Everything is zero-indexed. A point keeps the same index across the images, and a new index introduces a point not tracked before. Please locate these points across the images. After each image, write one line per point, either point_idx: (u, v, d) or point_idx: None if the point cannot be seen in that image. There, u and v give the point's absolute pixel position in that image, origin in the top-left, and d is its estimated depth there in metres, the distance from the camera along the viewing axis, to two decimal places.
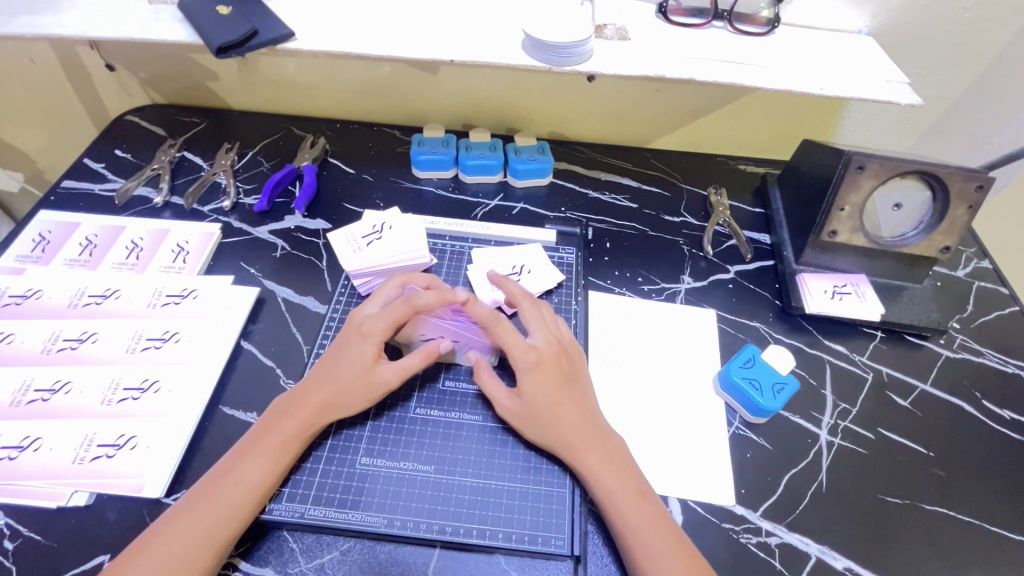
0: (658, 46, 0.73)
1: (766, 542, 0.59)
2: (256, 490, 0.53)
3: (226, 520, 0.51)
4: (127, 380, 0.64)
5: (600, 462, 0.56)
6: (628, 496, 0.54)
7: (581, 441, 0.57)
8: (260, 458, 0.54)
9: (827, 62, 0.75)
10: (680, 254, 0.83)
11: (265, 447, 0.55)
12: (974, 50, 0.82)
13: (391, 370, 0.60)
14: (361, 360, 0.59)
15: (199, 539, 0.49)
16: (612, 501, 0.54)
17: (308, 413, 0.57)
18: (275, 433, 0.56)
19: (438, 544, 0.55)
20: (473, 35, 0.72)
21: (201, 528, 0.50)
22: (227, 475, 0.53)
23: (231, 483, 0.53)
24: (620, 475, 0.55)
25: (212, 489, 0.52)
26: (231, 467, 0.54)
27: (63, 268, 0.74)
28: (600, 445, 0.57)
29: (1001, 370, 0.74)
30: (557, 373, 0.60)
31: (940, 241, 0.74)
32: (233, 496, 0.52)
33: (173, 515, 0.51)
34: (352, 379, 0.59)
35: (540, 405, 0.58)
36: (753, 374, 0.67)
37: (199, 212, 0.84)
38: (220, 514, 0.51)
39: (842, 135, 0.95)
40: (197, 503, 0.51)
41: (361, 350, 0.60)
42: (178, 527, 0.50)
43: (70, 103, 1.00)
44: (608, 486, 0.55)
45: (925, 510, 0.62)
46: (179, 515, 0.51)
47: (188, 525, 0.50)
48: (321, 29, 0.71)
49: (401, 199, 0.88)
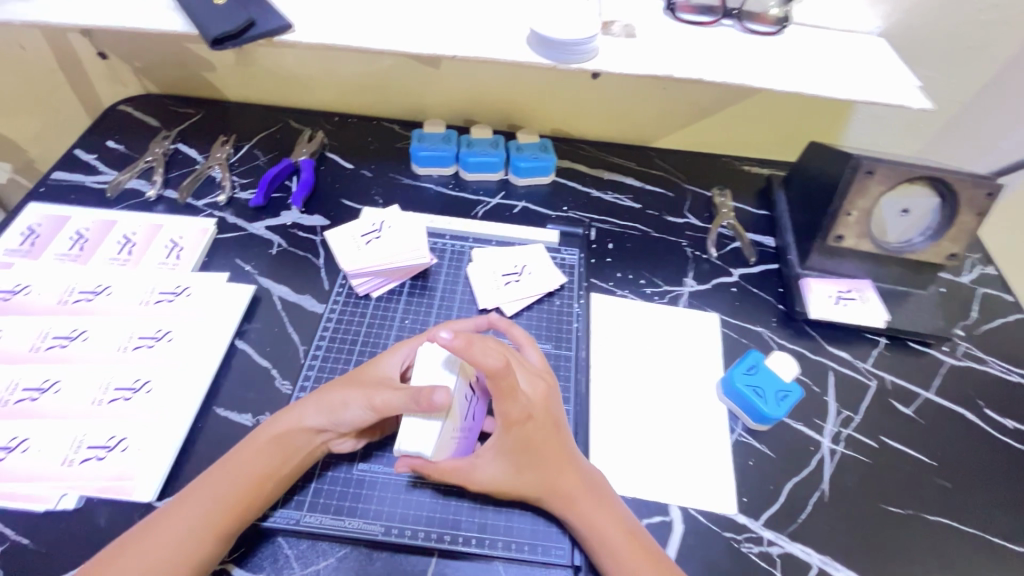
0: (667, 44, 0.72)
1: (767, 552, 0.58)
2: (242, 499, 0.51)
3: (210, 529, 0.49)
4: (118, 380, 0.62)
5: (589, 512, 0.53)
6: (617, 536, 0.52)
7: (569, 491, 0.54)
8: (240, 461, 0.52)
9: (838, 64, 0.73)
10: (683, 256, 0.82)
11: (242, 453, 0.53)
12: (986, 53, 0.81)
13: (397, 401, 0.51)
14: (355, 402, 0.54)
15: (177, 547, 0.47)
16: (600, 543, 0.52)
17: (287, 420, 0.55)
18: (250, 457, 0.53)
19: (435, 552, 0.54)
20: (476, 30, 0.70)
21: (181, 537, 0.48)
22: (206, 482, 0.51)
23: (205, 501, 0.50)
24: (623, 531, 0.52)
25: (185, 501, 0.50)
26: (209, 475, 0.52)
27: (53, 262, 0.72)
28: (598, 498, 0.54)
29: (1004, 379, 0.73)
30: (546, 417, 0.54)
31: (947, 248, 0.73)
32: (207, 512, 0.49)
33: (150, 520, 0.49)
34: (328, 417, 0.54)
35: (530, 457, 0.53)
36: (756, 381, 0.66)
37: (194, 207, 0.82)
38: (199, 521, 0.49)
39: (848, 137, 0.94)
40: (175, 507, 0.50)
41: (356, 398, 0.54)
42: (156, 531, 0.48)
43: (59, 91, 0.97)
44: (597, 532, 0.52)
45: (928, 521, 0.62)
46: (156, 519, 0.49)
47: (166, 534, 0.48)
48: (321, 20, 0.70)
49: (400, 196, 0.86)
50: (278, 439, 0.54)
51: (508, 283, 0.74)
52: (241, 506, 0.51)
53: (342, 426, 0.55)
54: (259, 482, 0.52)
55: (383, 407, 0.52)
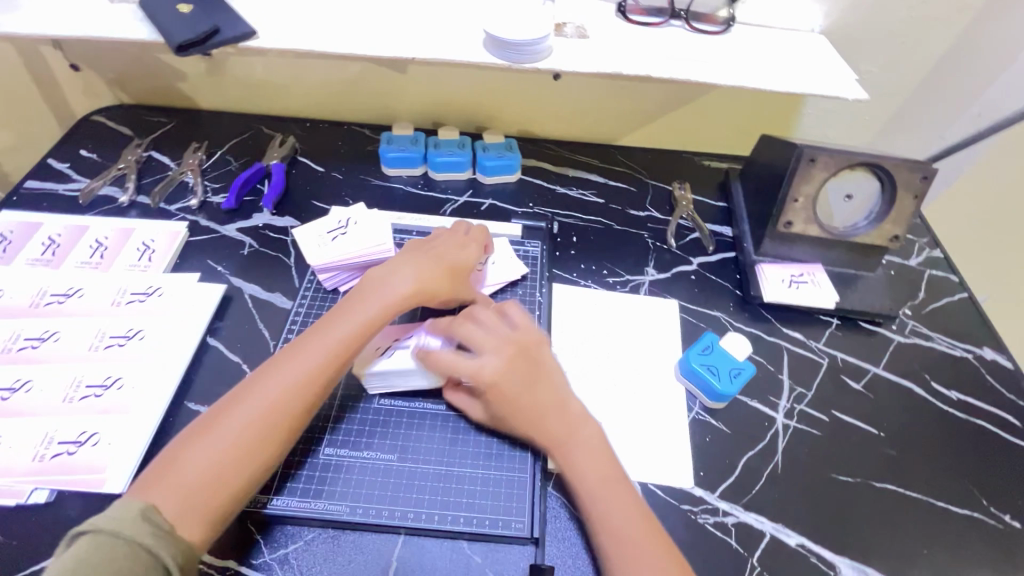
0: (617, 44, 0.76)
1: (722, 522, 0.61)
2: (328, 370, 0.57)
3: (299, 397, 0.54)
4: (90, 378, 0.64)
5: (590, 463, 0.56)
6: (611, 487, 0.54)
7: (565, 438, 0.57)
8: (310, 348, 0.57)
9: (781, 59, 0.77)
10: (644, 247, 0.86)
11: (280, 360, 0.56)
12: (921, 47, 0.86)
13: (457, 248, 0.70)
14: (392, 270, 0.65)
15: (272, 413, 0.53)
16: (591, 494, 0.54)
17: (368, 296, 0.62)
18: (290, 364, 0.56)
19: (400, 531, 0.56)
20: (434, 34, 0.73)
21: (275, 403, 0.53)
22: (287, 357, 0.56)
23: (240, 416, 0.52)
24: (613, 481, 0.55)
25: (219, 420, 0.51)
26: (291, 350, 0.57)
27: (25, 267, 0.73)
28: (585, 442, 0.57)
29: (949, 354, 0.77)
30: (521, 374, 0.59)
31: (889, 230, 0.76)
32: (247, 425, 0.51)
33: (239, 394, 0.53)
34: (380, 295, 0.62)
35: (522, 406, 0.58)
36: (711, 360, 0.69)
37: (166, 211, 0.84)
38: (291, 390, 0.54)
39: (801, 131, 0.99)
40: (264, 378, 0.55)
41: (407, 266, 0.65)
42: (248, 399, 0.53)
43: (33, 103, 0.99)
44: (592, 486, 0.55)
45: (875, 488, 0.65)
46: (247, 391, 0.54)
47: (257, 402, 0.53)
48: (284, 26, 0.72)
49: (369, 196, 0.89)
50: (319, 348, 0.57)
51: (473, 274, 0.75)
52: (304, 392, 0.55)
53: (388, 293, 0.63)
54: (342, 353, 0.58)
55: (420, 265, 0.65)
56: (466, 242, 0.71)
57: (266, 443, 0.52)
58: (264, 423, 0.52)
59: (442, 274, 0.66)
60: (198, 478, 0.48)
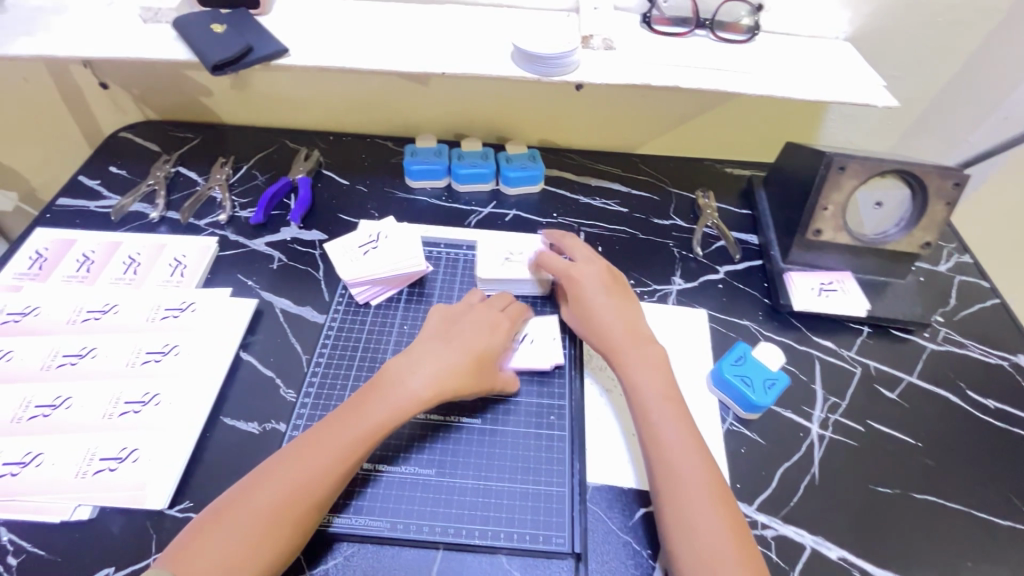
0: (644, 55, 0.76)
1: (761, 535, 0.60)
2: (341, 472, 0.53)
3: (311, 493, 0.52)
4: (128, 394, 0.64)
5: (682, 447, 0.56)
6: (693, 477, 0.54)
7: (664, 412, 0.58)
8: (321, 445, 0.54)
9: (808, 67, 0.77)
10: (670, 256, 0.85)
11: (296, 454, 0.53)
12: (948, 51, 0.86)
13: (489, 335, 0.64)
14: (415, 358, 0.60)
15: (282, 506, 0.50)
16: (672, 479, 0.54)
17: (385, 391, 0.58)
18: (303, 455, 0.53)
19: (440, 546, 0.56)
20: (462, 48, 0.74)
21: (288, 498, 0.51)
22: (300, 452, 0.54)
23: (257, 499, 0.50)
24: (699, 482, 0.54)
25: (237, 504, 0.50)
26: (307, 442, 0.54)
27: (61, 284, 0.74)
28: (688, 427, 0.58)
29: (984, 361, 0.76)
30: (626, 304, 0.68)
31: (920, 237, 0.76)
32: (260, 513, 0.50)
33: (252, 483, 0.52)
34: (396, 396, 0.57)
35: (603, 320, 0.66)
36: (744, 371, 0.68)
37: (195, 226, 0.85)
38: (302, 486, 0.52)
39: (824, 136, 0.98)
40: (277, 466, 0.53)
41: (425, 356, 0.61)
42: (262, 488, 0.51)
43: (62, 121, 1.01)
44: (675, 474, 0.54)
45: (915, 499, 0.64)
46: (260, 480, 0.52)
47: (270, 493, 0.51)
48: (314, 44, 0.73)
49: (395, 208, 0.89)
50: (333, 449, 0.54)
51: (509, 261, 0.76)
52: (314, 486, 0.52)
53: (402, 397, 0.57)
54: (353, 456, 0.54)
55: (445, 356, 0.60)
56: (497, 325, 0.66)
57: (274, 541, 0.49)
58: (272, 518, 0.50)
59: (467, 368, 0.60)
60: (210, 564, 0.47)
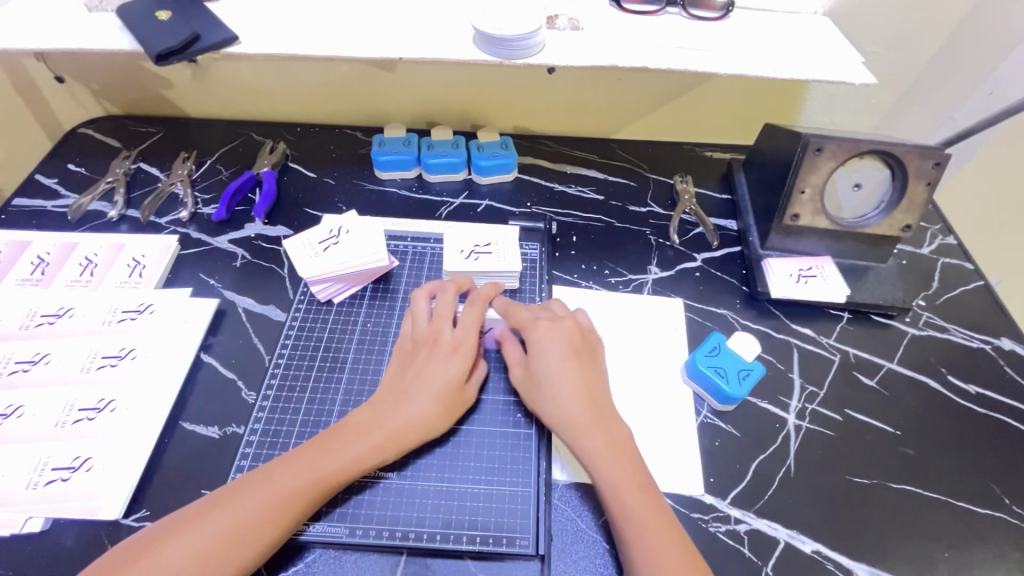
0: (613, 36, 0.73)
1: (734, 530, 0.59)
2: (302, 506, 0.51)
3: (272, 526, 0.50)
4: (82, 401, 0.62)
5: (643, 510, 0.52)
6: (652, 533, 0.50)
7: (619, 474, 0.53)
8: (288, 475, 0.52)
9: (783, 45, 0.74)
10: (646, 244, 0.83)
11: (262, 480, 0.52)
12: (932, 25, 0.82)
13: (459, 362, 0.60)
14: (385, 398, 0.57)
15: (242, 527, 0.49)
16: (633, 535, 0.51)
17: (355, 432, 0.55)
18: (269, 482, 0.51)
19: (403, 550, 0.54)
20: (421, 33, 0.71)
21: (252, 513, 0.49)
22: (267, 477, 0.52)
23: (218, 515, 0.49)
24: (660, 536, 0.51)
25: (198, 515, 0.49)
26: (281, 462, 0.53)
27: (14, 287, 0.72)
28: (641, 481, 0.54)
29: (966, 346, 0.74)
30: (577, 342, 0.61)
31: (900, 220, 0.74)
32: (217, 530, 0.48)
33: (223, 495, 0.51)
34: (363, 441, 0.55)
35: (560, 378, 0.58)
36: (719, 362, 0.66)
37: (156, 224, 0.82)
38: (268, 502, 0.50)
39: (806, 117, 0.95)
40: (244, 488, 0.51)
41: (395, 397, 0.57)
42: (226, 505, 0.50)
43: (19, 118, 0.97)
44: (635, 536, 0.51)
45: (893, 489, 0.63)
46: (231, 493, 0.51)
47: (238, 508, 0.49)
48: (266, 31, 0.70)
49: (363, 201, 0.87)
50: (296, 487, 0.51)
51: (477, 257, 0.73)
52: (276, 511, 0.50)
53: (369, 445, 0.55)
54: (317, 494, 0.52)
55: (414, 396, 0.57)
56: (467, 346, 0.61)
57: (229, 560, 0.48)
58: (229, 538, 0.48)
59: (435, 406, 0.57)
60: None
